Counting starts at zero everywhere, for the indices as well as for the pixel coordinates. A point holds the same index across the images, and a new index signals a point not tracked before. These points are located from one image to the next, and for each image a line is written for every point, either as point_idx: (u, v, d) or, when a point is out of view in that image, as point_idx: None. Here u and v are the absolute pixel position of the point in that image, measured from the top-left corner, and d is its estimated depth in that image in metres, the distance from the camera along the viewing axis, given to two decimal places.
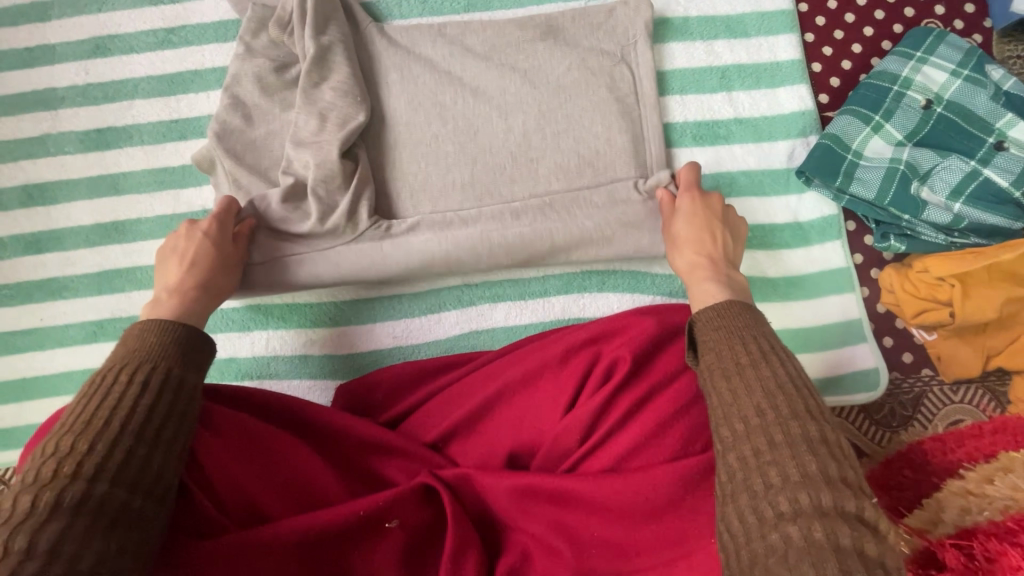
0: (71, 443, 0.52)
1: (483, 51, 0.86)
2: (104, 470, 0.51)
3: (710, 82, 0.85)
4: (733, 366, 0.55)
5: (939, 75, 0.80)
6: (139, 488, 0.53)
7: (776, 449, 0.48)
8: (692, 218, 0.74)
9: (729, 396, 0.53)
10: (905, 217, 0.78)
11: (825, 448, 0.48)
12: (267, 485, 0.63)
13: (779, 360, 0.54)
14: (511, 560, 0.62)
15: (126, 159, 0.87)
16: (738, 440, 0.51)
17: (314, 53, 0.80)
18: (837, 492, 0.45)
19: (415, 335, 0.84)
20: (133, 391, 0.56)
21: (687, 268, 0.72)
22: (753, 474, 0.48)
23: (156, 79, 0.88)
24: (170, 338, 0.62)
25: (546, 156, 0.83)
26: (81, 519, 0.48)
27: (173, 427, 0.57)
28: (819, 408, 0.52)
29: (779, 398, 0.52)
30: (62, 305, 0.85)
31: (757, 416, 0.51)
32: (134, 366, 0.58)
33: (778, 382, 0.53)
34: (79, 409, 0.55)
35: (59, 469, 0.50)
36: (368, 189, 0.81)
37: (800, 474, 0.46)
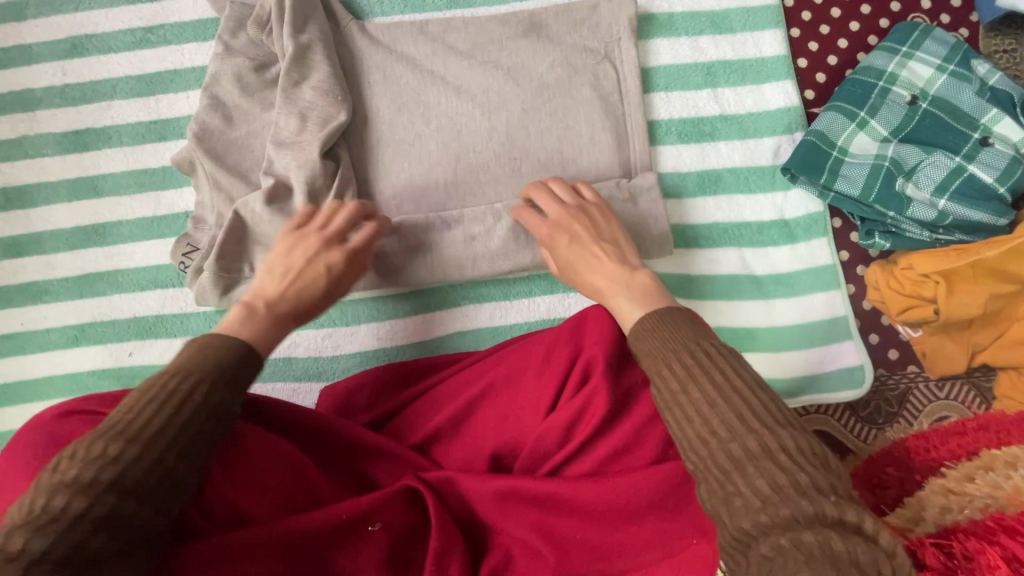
0: (126, 452, 0.48)
1: (465, 48, 0.85)
2: (141, 489, 0.48)
3: (694, 78, 0.84)
4: (670, 394, 0.53)
5: (924, 70, 0.80)
6: (165, 511, 0.49)
7: (742, 467, 0.46)
8: (572, 247, 0.71)
9: (677, 428, 0.51)
10: (890, 214, 0.77)
11: (773, 458, 0.46)
12: (262, 487, 0.60)
13: (712, 374, 0.52)
14: (495, 560, 0.62)
15: (105, 161, 0.86)
16: (706, 462, 0.48)
17: (294, 51, 0.79)
18: (795, 503, 0.43)
19: (400, 337, 0.84)
20: (189, 407, 0.52)
21: (596, 292, 0.69)
22: (720, 505, 0.46)
23: (135, 79, 0.87)
24: (237, 355, 0.58)
25: (530, 154, 0.82)
26: (104, 535, 0.45)
27: (213, 449, 0.53)
28: (770, 412, 0.49)
29: (716, 418, 0.49)
30: (43, 309, 0.84)
31: (704, 446, 0.49)
32: (194, 377, 0.54)
33: (713, 401, 0.50)
34: (132, 411, 0.50)
35: (96, 478, 0.46)
36: (351, 188, 0.80)
37: (760, 497, 0.44)
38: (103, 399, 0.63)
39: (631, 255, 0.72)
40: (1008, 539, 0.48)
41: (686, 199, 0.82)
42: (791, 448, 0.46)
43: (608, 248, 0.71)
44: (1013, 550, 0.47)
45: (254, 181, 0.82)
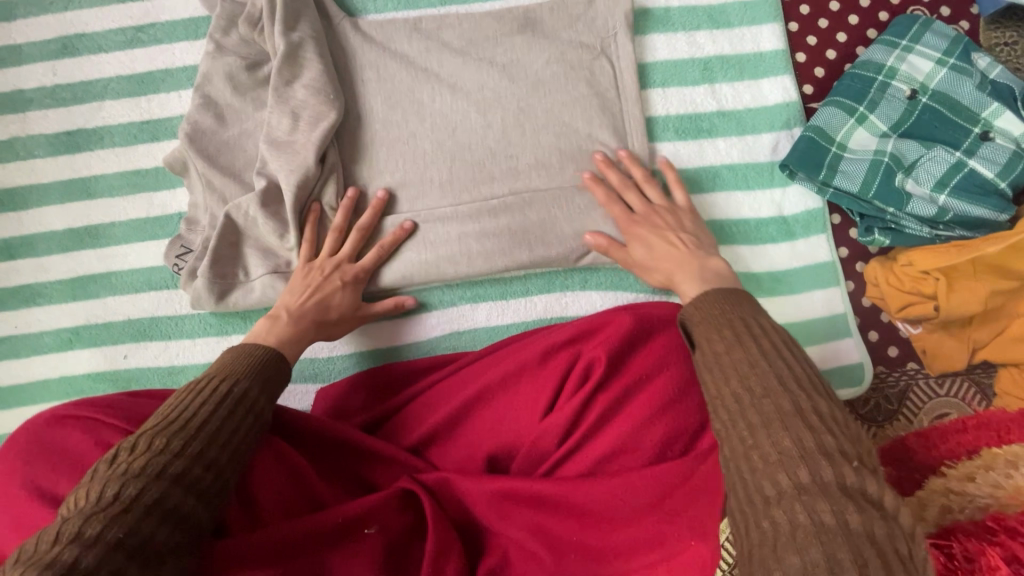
0: (172, 444, 0.53)
1: (459, 45, 0.84)
2: (184, 475, 0.52)
3: (691, 74, 0.83)
4: (711, 355, 0.53)
5: (924, 64, 0.79)
6: (206, 497, 0.54)
7: (755, 431, 0.46)
8: (648, 235, 0.75)
9: (712, 386, 0.51)
10: (889, 210, 0.77)
11: (799, 419, 0.45)
12: (269, 487, 0.62)
13: (755, 341, 0.52)
14: (491, 563, 0.61)
15: (97, 162, 0.85)
16: (726, 429, 0.48)
17: (285, 49, 0.78)
18: (813, 465, 0.42)
19: (395, 338, 0.83)
20: (227, 402, 0.59)
21: (666, 278, 0.72)
22: (740, 463, 0.46)
23: (126, 79, 0.86)
24: (264, 362, 0.66)
25: (525, 152, 0.81)
26: (154, 518, 0.49)
27: (245, 443, 0.59)
28: (786, 377, 0.49)
29: (753, 377, 0.49)
30: (37, 312, 0.83)
31: (735, 403, 0.49)
32: (230, 379, 0.62)
33: (752, 362, 0.50)
34: (174, 410, 0.57)
35: (147, 466, 0.51)
36: (333, 180, 0.80)
37: (777, 453, 0.44)
38: (94, 403, 0.62)
39: (710, 246, 0.74)
40: (1009, 540, 0.48)
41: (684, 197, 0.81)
42: (823, 412, 0.45)
43: (686, 239, 0.74)
44: (1014, 551, 0.47)
45: (247, 181, 0.81)
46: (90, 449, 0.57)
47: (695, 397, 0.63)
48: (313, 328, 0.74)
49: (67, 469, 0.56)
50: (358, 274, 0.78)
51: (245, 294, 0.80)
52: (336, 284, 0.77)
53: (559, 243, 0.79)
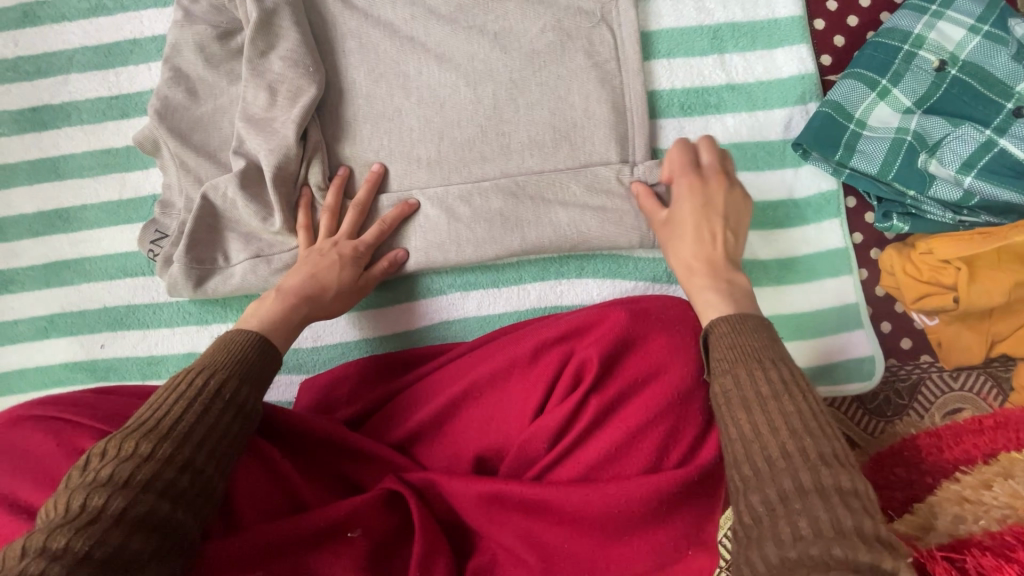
0: (142, 447, 0.50)
1: (447, 12, 0.77)
2: (153, 481, 0.49)
3: (700, 43, 0.77)
4: (754, 397, 0.51)
5: (955, 32, 0.72)
6: (183, 502, 0.50)
7: (805, 496, 0.44)
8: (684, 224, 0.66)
9: (751, 430, 0.49)
10: (910, 193, 0.71)
11: (858, 501, 0.43)
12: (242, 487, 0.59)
13: (803, 393, 0.50)
14: (479, 562, 0.60)
15: (65, 141, 0.80)
16: (763, 481, 0.46)
17: (258, 18, 0.72)
18: (873, 550, 0.40)
19: (383, 327, 0.80)
20: (204, 399, 0.55)
21: (677, 270, 0.66)
22: (780, 523, 0.43)
23: (91, 51, 0.80)
24: (248, 350, 0.61)
25: (519, 129, 0.76)
26: (123, 529, 0.46)
27: (227, 443, 0.55)
28: (836, 451, 0.46)
29: (806, 440, 0.47)
30: (10, 299, 0.80)
31: (780, 463, 0.46)
32: (209, 373, 0.57)
33: (805, 423, 0.48)
34: (149, 412, 0.54)
35: (115, 473, 0.48)
36: (319, 157, 0.75)
37: (833, 529, 0.41)
38: (59, 402, 0.59)
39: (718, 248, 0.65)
40: None
41: None
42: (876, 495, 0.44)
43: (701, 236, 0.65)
44: None
45: (223, 162, 0.77)
46: (53, 452, 0.54)
47: (698, 400, 0.59)
48: (305, 305, 0.69)
49: (30, 474, 0.53)
50: (358, 249, 0.73)
51: (222, 282, 0.76)
52: (334, 260, 0.71)
53: (554, 228, 0.74)
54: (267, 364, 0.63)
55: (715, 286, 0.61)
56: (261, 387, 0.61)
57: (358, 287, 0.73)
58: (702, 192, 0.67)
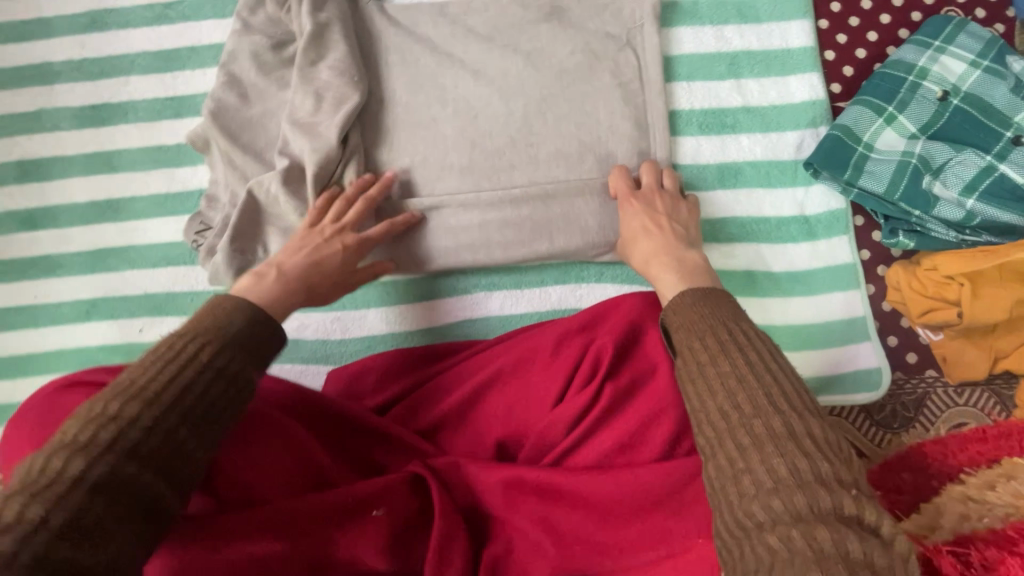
0: (111, 409, 0.48)
1: (485, 32, 0.83)
2: (122, 444, 0.47)
3: (717, 68, 0.82)
4: (694, 366, 0.54)
5: (956, 66, 0.77)
6: (153, 466, 0.48)
7: (744, 453, 0.47)
8: (640, 225, 0.73)
9: (696, 398, 0.52)
10: (915, 213, 0.75)
11: (792, 444, 0.46)
12: (252, 471, 0.59)
13: (736, 350, 0.53)
14: (496, 549, 0.62)
15: (121, 137, 0.86)
16: (712, 447, 0.49)
17: (312, 30, 0.78)
18: (810, 492, 0.43)
19: (409, 322, 0.83)
20: (180, 361, 0.52)
21: (642, 263, 0.72)
22: (728, 484, 0.47)
23: (153, 56, 0.87)
24: (227, 318, 0.57)
25: (547, 141, 0.81)
26: (81, 493, 0.44)
27: (206, 405, 0.52)
28: (774, 399, 0.49)
29: (741, 394, 0.50)
30: (56, 283, 0.84)
31: (722, 420, 0.50)
32: (190, 335, 0.55)
33: (739, 377, 0.51)
34: (126, 373, 0.52)
35: (80, 436, 0.46)
36: (357, 161, 0.80)
37: (772, 480, 0.45)
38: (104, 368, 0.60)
39: (675, 243, 0.71)
40: None
41: (705, 192, 0.81)
42: (815, 435, 0.46)
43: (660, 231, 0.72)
44: None
45: (268, 161, 0.82)
46: None
47: None
48: (305, 291, 0.70)
49: None
50: (362, 241, 0.75)
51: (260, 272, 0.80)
52: (337, 248, 0.73)
53: (578, 235, 0.79)
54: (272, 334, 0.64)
55: (677, 270, 0.67)
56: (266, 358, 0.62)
57: (352, 280, 0.75)
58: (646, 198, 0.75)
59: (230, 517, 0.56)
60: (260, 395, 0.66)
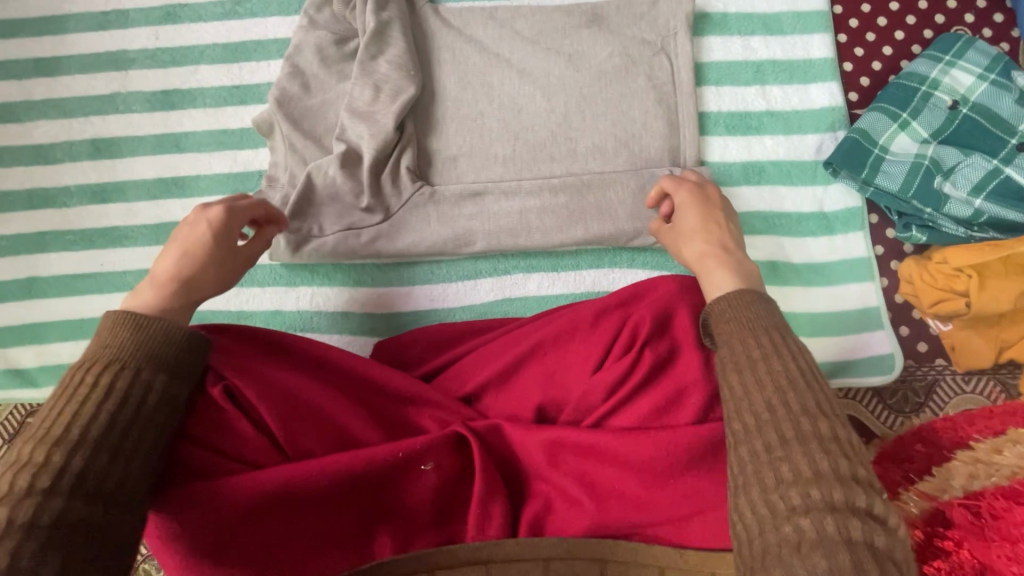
0: (39, 454, 0.51)
1: (530, 35, 0.90)
2: (58, 482, 0.50)
3: (744, 75, 0.89)
4: (745, 359, 0.59)
5: (966, 78, 0.84)
6: (96, 499, 0.51)
7: (787, 444, 0.52)
8: (695, 226, 0.75)
9: (741, 390, 0.57)
10: (927, 210, 0.81)
11: (836, 445, 0.51)
12: (304, 424, 0.66)
13: (789, 355, 0.58)
14: (535, 507, 0.68)
15: (188, 120, 0.93)
16: (750, 435, 0.54)
17: (375, 28, 0.85)
18: (847, 488, 0.48)
19: (451, 299, 0.89)
20: (85, 392, 0.55)
21: (694, 262, 0.73)
22: (766, 469, 0.51)
23: (222, 47, 0.94)
24: (133, 332, 0.59)
25: (585, 136, 0.87)
26: (37, 536, 0.47)
27: (128, 429, 0.55)
28: (819, 402, 0.54)
29: (790, 394, 0.55)
30: (122, 253, 0.90)
31: (768, 412, 0.54)
32: (92, 365, 0.57)
33: (789, 377, 0.56)
34: (50, 413, 0.54)
35: (25, 483, 0.49)
36: (410, 149, 0.86)
37: (811, 471, 0.49)
38: None
39: (730, 246, 0.72)
40: None
41: (731, 187, 0.87)
42: (852, 441, 0.52)
43: (714, 232, 0.74)
44: None
45: (326, 146, 0.88)
46: None
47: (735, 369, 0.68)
48: (188, 284, 0.67)
49: None
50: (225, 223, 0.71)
51: (316, 247, 0.85)
52: (206, 233, 0.70)
53: (613, 223, 0.85)
54: (200, 292, 0.68)
55: (730, 270, 0.68)
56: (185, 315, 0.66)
57: (238, 260, 0.72)
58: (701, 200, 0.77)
59: (272, 470, 0.62)
60: (301, 356, 0.72)
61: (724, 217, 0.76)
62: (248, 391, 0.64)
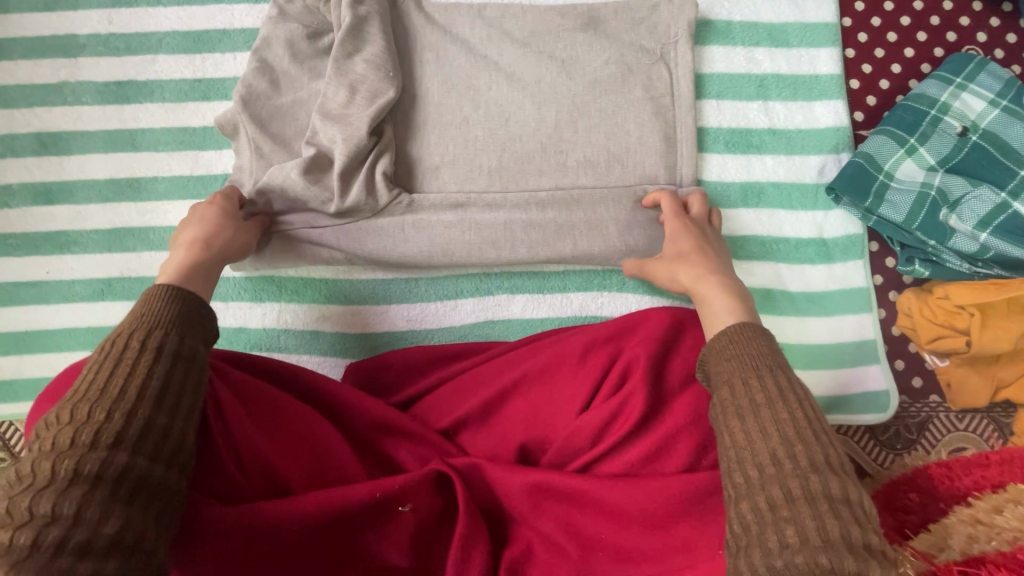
0: (95, 410, 0.49)
1: (521, 37, 0.84)
2: (124, 438, 0.48)
3: (747, 89, 0.84)
4: (747, 404, 0.54)
5: (977, 103, 0.80)
6: (159, 459, 0.50)
7: (793, 504, 0.47)
8: (689, 247, 0.72)
9: (744, 439, 0.52)
10: (931, 243, 0.78)
11: (847, 510, 0.47)
12: (277, 458, 0.62)
13: (795, 402, 0.53)
14: (515, 553, 0.63)
15: (145, 116, 0.84)
16: (752, 490, 0.49)
17: (351, 22, 0.78)
18: (860, 560, 0.44)
19: (430, 320, 0.83)
20: (145, 354, 0.53)
21: (687, 283, 0.70)
22: (769, 530, 0.47)
23: (182, 36, 0.85)
24: (178, 301, 0.58)
25: (576, 149, 0.82)
26: (102, 488, 0.46)
27: (189, 395, 0.54)
28: (827, 455, 0.50)
29: (798, 447, 0.50)
30: (70, 260, 0.82)
31: (774, 466, 0.50)
32: (144, 330, 0.55)
33: (795, 428, 0.52)
34: (92, 373, 0.52)
35: (77, 437, 0.47)
36: (388, 155, 0.80)
37: (820, 537, 0.45)
38: None
39: (725, 271, 0.69)
40: None
41: (728, 209, 0.82)
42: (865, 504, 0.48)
43: (709, 256, 0.72)
44: None
45: (295, 149, 0.81)
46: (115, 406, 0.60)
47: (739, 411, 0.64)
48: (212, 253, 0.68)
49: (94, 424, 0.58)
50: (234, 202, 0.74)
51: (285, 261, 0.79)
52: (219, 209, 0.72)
53: (603, 245, 0.80)
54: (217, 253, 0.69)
55: (726, 295, 0.66)
56: (205, 281, 0.66)
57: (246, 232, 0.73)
58: (696, 223, 0.75)
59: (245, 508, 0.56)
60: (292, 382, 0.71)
61: (716, 247, 0.74)
62: (228, 415, 0.61)
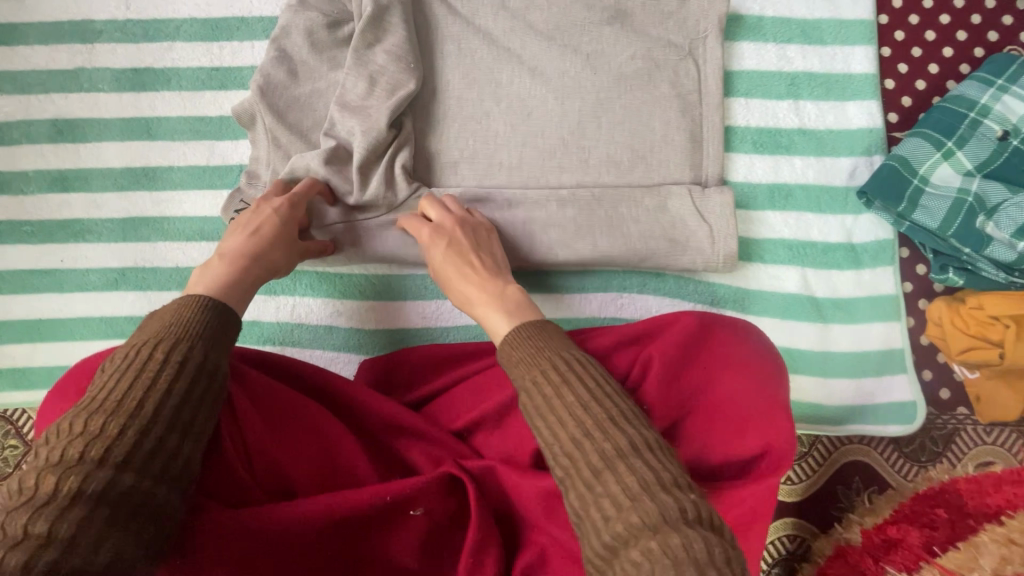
0: (109, 425, 0.48)
1: (545, 29, 0.81)
2: (133, 457, 0.47)
3: (777, 88, 0.81)
4: (541, 400, 0.51)
5: (1019, 107, 0.77)
6: (164, 481, 0.48)
7: (602, 478, 0.46)
8: (450, 261, 0.68)
9: (549, 435, 0.50)
10: (966, 251, 0.76)
11: (637, 459, 0.46)
12: (289, 457, 0.61)
13: (579, 376, 0.52)
14: (528, 559, 0.61)
15: (161, 104, 0.83)
16: (570, 476, 0.47)
17: (372, 12, 0.76)
18: (658, 501, 0.43)
19: (446, 317, 0.82)
20: (169, 368, 0.52)
21: (469, 304, 0.65)
22: (592, 510, 0.45)
23: (200, 23, 0.84)
24: (208, 315, 0.57)
25: (599, 146, 0.80)
26: (102, 510, 0.44)
27: (203, 415, 0.53)
28: (616, 412, 0.49)
29: (586, 416, 0.49)
30: (84, 248, 0.82)
31: (576, 447, 0.48)
32: (170, 342, 0.54)
33: (583, 403, 0.50)
34: (109, 383, 0.50)
35: (86, 451, 0.46)
36: (407, 148, 0.78)
37: (627, 499, 0.44)
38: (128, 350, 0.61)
39: (493, 286, 0.65)
40: None
41: (755, 211, 0.80)
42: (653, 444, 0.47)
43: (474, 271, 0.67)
44: None
45: (313, 140, 0.80)
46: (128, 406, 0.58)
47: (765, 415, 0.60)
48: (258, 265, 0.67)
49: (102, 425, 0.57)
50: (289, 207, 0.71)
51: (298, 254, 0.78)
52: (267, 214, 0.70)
53: (625, 245, 0.77)
54: (265, 271, 0.68)
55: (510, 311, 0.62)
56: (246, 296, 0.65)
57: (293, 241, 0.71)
58: (448, 234, 0.70)
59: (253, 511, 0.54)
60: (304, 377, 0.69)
61: (469, 255, 0.68)
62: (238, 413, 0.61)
